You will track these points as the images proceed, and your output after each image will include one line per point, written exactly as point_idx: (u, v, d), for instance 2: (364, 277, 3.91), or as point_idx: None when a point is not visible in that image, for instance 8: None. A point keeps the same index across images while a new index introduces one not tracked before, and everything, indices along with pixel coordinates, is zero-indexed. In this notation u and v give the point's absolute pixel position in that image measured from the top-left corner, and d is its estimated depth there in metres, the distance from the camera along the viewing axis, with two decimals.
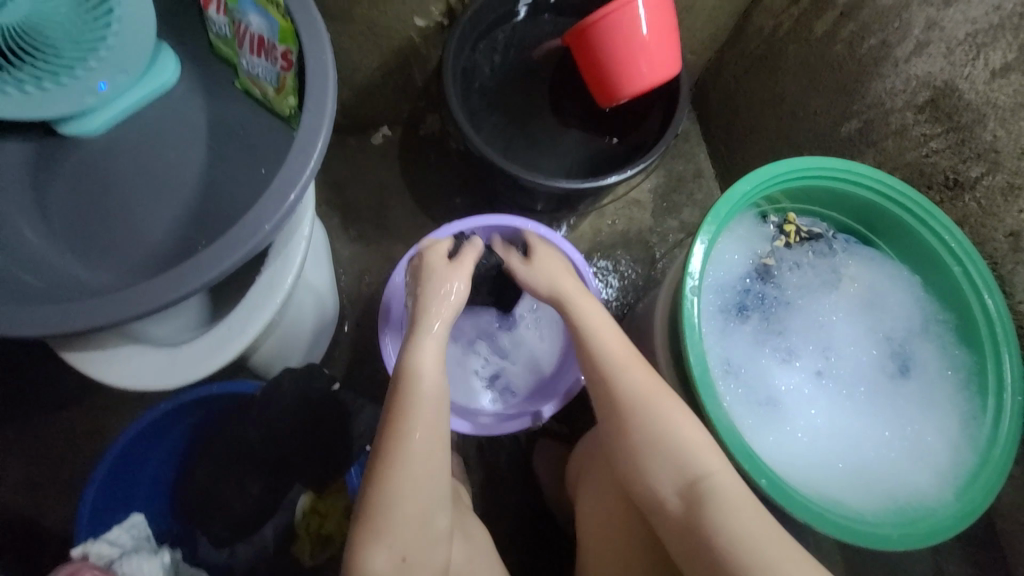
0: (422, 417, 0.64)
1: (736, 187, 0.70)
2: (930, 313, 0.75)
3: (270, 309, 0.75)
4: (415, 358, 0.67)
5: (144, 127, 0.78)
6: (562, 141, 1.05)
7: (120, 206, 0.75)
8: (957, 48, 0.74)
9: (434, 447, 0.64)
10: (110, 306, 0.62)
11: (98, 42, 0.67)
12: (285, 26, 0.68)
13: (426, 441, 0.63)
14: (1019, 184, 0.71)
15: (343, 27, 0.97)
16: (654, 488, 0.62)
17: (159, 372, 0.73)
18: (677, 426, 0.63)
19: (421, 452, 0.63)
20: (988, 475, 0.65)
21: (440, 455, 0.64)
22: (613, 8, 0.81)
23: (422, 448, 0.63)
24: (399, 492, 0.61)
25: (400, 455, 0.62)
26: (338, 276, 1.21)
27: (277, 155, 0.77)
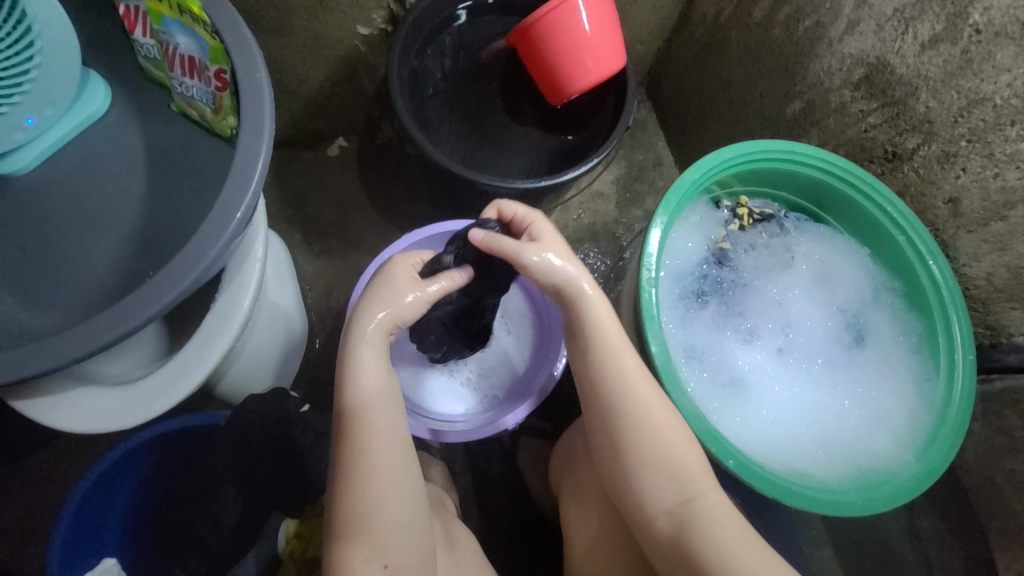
0: (382, 440, 0.63)
1: (686, 175, 0.70)
2: (880, 283, 0.77)
3: (228, 336, 0.73)
4: (353, 378, 0.64)
5: (79, 158, 0.75)
6: (520, 141, 1.06)
7: (60, 243, 0.72)
8: (887, 24, 0.75)
9: (396, 465, 0.63)
10: (56, 349, 0.60)
11: (22, 77, 0.64)
12: (215, 45, 0.66)
13: (387, 463, 0.63)
14: (953, 152, 0.73)
15: (284, 41, 0.95)
16: (643, 497, 0.62)
17: (114, 413, 0.70)
18: (667, 437, 0.63)
19: (381, 467, 0.62)
20: (946, 434, 0.67)
21: (405, 474, 0.64)
22: (552, 5, 0.81)
23: (384, 470, 0.62)
24: (368, 510, 0.61)
25: (359, 474, 0.61)
26: (305, 293, 1.19)
27: (220, 176, 0.75)
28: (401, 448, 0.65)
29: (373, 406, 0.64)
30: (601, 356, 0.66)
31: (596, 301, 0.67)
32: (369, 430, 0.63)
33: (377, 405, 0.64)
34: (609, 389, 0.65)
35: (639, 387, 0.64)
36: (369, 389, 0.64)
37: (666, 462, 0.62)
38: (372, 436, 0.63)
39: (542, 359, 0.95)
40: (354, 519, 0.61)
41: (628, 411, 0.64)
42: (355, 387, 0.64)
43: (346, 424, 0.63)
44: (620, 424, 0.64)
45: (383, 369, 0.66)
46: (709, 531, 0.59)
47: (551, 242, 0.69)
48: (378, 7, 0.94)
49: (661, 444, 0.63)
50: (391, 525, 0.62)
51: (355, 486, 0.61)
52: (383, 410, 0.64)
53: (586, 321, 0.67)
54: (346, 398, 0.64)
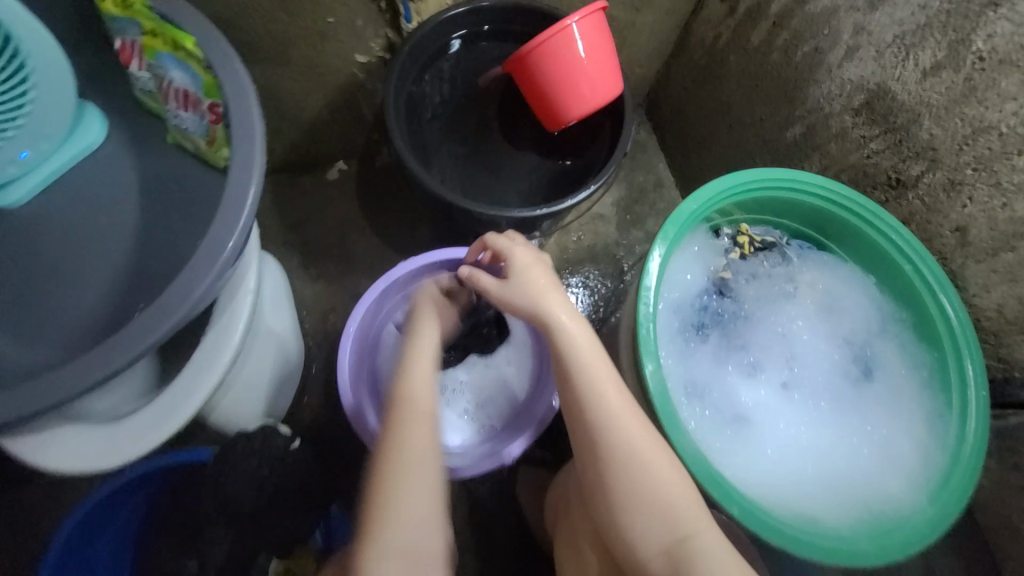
0: (422, 439, 0.64)
1: (683, 206, 0.69)
2: (887, 314, 0.75)
3: (218, 370, 0.72)
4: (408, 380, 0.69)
5: (74, 191, 0.75)
6: (518, 166, 1.06)
7: (51, 277, 0.71)
8: (887, 50, 0.74)
9: (432, 465, 0.63)
10: (46, 389, 0.60)
11: (15, 111, 0.65)
12: (208, 80, 0.66)
13: (424, 460, 0.63)
14: (958, 181, 0.71)
15: (283, 70, 0.96)
16: (636, 543, 0.60)
17: (99, 451, 0.68)
18: (660, 476, 0.60)
19: (418, 462, 0.63)
20: (960, 477, 0.64)
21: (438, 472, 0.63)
22: (547, 35, 0.80)
23: (420, 467, 0.62)
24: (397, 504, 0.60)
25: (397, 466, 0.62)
26: (302, 317, 1.18)
27: (211, 206, 0.74)
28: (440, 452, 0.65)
29: (420, 401, 0.67)
30: (591, 393, 0.63)
31: (582, 336, 0.66)
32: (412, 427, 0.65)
33: (423, 406, 0.67)
34: (604, 429, 0.62)
35: (632, 426, 0.62)
36: (420, 390, 0.68)
37: (660, 504, 0.59)
38: (414, 434, 0.64)
39: (541, 388, 0.92)
40: (384, 508, 0.60)
41: (624, 453, 0.61)
42: (408, 385, 0.69)
43: (393, 419, 0.66)
44: (612, 468, 0.61)
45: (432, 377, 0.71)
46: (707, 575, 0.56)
47: (527, 277, 0.68)
48: (375, 37, 0.94)
49: (657, 485, 0.60)
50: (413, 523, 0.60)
51: (391, 473, 0.61)
52: (427, 412, 0.67)
53: (573, 354, 0.65)
54: (400, 389, 0.68)
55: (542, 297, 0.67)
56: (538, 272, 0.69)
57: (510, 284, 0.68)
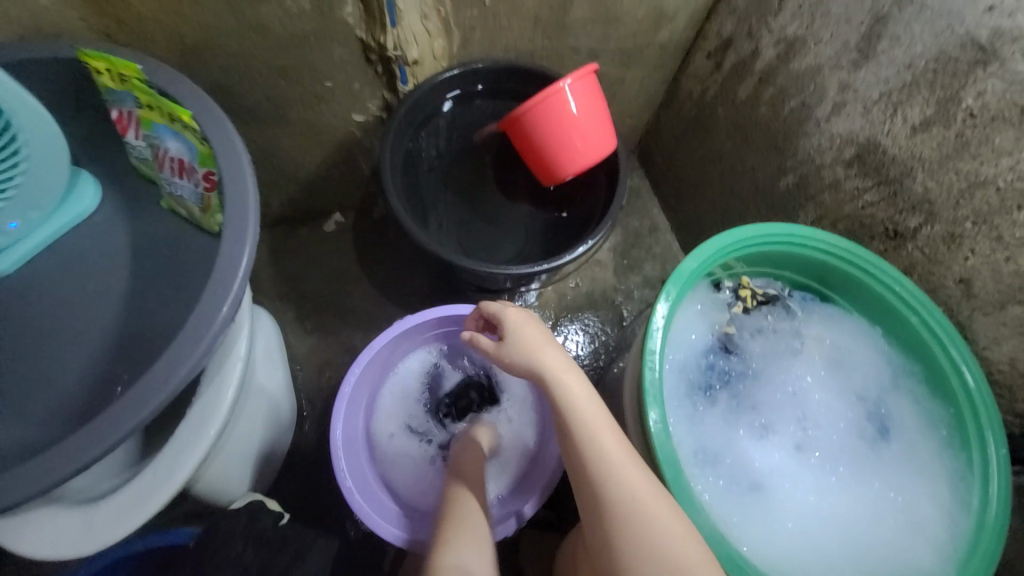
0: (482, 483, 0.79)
1: (684, 265, 0.68)
2: (898, 367, 0.73)
3: (203, 446, 0.68)
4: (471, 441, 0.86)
5: (62, 259, 0.73)
6: (513, 217, 1.06)
7: (32, 348, 0.68)
8: (874, 107, 0.76)
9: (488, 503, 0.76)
10: (17, 481, 0.56)
11: (5, 182, 0.64)
12: (204, 151, 0.66)
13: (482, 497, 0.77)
14: (958, 234, 0.70)
15: (282, 130, 0.97)
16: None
17: (74, 538, 0.63)
18: (672, 544, 0.55)
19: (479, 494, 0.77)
20: (986, 544, 0.60)
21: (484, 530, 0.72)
22: (541, 97, 0.82)
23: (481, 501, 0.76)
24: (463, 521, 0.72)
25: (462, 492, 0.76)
26: (296, 371, 1.15)
27: (202, 272, 0.72)
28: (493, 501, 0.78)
29: (467, 468, 0.80)
30: (595, 458, 0.60)
31: (580, 393, 0.64)
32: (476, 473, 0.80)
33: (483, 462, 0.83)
34: (613, 501, 0.58)
35: (640, 493, 0.58)
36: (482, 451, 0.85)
37: (676, 574, 0.54)
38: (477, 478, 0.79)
39: (546, 443, 0.89)
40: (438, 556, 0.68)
41: (636, 528, 0.56)
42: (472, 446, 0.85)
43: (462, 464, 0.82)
44: (621, 535, 0.57)
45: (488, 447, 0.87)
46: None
47: (520, 337, 0.68)
48: (373, 98, 0.96)
49: (671, 553, 0.55)
50: (461, 572, 0.67)
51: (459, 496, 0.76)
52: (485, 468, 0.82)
53: (578, 418, 0.62)
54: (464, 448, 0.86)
55: (542, 356, 0.66)
56: (532, 331, 0.68)
57: (506, 345, 0.68)
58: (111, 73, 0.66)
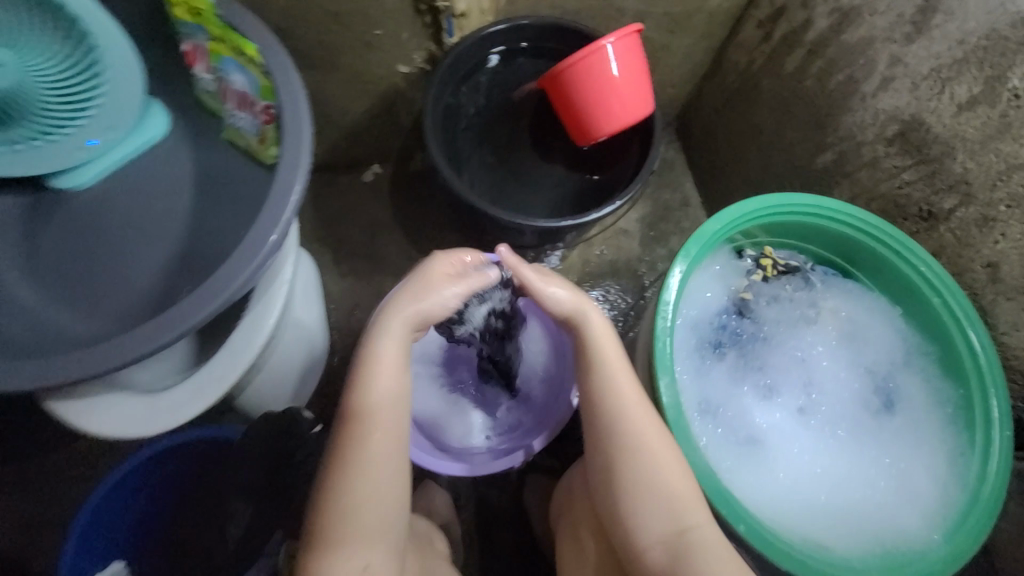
0: (380, 438, 0.65)
1: (706, 226, 0.70)
2: (912, 346, 0.74)
3: (251, 352, 0.77)
4: (367, 382, 0.67)
5: (133, 179, 0.80)
6: (546, 177, 1.08)
7: (106, 256, 0.77)
8: (922, 83, 0.74)
9: (389, 462, 0.65)
10: (91, 358, 0.64)
11: (88, 103, 0.71)
12: (265, 84, 0.71)
13: (381, 459, 0.65)
14: (992, 216, 0.70)
15: (330, 76, 1.01)
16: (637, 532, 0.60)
17: (143, 420, 0.74)
18: (664, 473, 0.61)
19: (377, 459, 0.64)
20: (977, 516, 0.62)
21: (400, 467, 0.66)
22: (581, 55, 0.83)
23: (377, 466, 0.64)
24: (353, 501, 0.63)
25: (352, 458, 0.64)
26: (329, 311, 1.23)
27: (256, 200, 0.79)
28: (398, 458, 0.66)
29: (382, 396, 0.67)
30: (609, 393, 0.65)
31: (602, 336, 0.69)
32: (374, 429, 0.65)
33: (387, 406, 0.67)
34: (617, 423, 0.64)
35: (645, 425, 0.63)
36: (386, 388, 0.67)
37: (665, 498, 0.60)
38: (373, 433, 0.65)
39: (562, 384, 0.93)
40: (343, 504, 0.62)
41: (635, 451, 0.62)
42: (371, 384, 0.67)
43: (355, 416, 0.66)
44: (623, 461, 0.62)
45: (398, 374, 0.68)
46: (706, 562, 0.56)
47: (558, 283, 0.71)
48: (419, 49, 0.99)
49: (664, 480, 0.60)
50: (368, 545, 0.62)
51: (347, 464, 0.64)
52: (389, 412, 0.67)
53: (596, 350, 0.68)
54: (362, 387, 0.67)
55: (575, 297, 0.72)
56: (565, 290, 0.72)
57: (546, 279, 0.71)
58: (185, 6, 0.71)
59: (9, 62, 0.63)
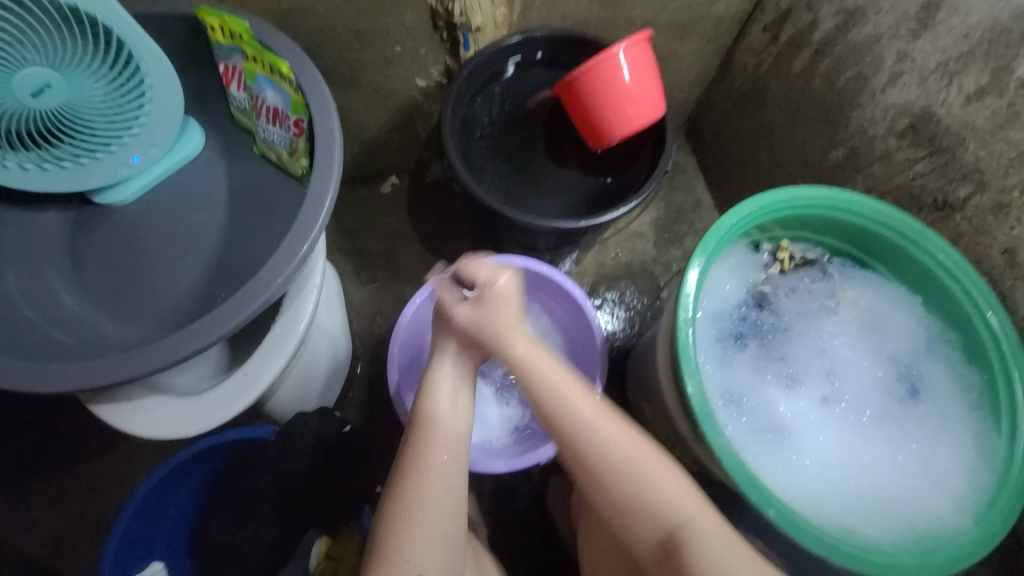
0: (440, 471, 0.64)
1: (723, 220, 0.71)
2: (934, 333, 0.74)
3: (285, 354, 0.79)
4: (429, 409, 0.67)
5: (171, 192, 0.85)
6: (561, 182, 1.11)
7: (148, 265, 0.81)
8: (930, 76, 0.76)
9: (447, 496, 0.64)
10: (136, 361, 0.67)
11: (132, 121, 0.76)
12: (298, 99, 0.75)
13: (440, 495, 0.63)
14: (1007, 203, 0.71)
15: (352, 92, 1.06)
16: (637, 536, 0.64)
17: (177, 424, 0.76)
18: (659, 484, 0.62)
19: (438, 493, 0.63)
20: (1007, 498, 0.62)
21: (458, 501, 0.65)
22: (594, 62, 0.87)
23: (437, 497, 0.63)
24: (408, 534, 0.61)
25: (412, 490, 0.63)
26: (351, 318, 1.26)
27: (290, 210, 0.84)
28: (454, 496, 0.64)
29: (444, 426, 0.67)
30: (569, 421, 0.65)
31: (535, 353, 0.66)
32: (433, 456, 0.65)
33: (446, 437, 0.66)
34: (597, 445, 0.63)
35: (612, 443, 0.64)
36: (448, 414, 0.67)
37: (656, 500, 0.62)
38: (434, 460, 0.64)
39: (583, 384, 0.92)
40: (398, 535, 0.61)
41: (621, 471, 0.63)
42: (433, 407, 0.68)
43: (416, 443, 0.66)
44: (607, 475, 0.63)
45: (459, 402, 0.69)
46: (701, 561, 0.60)
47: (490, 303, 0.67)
48: (436, 63, 1.03)
49: (653, 491, 0.62)
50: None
51: (408, 492, 0.63)
52: (448, 440, 0.66)
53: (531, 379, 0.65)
54: (421, 411, 0.68)
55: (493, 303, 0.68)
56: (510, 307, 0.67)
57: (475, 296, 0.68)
58: (223, 31, 0.76)
59: (58, 83, 0.66)
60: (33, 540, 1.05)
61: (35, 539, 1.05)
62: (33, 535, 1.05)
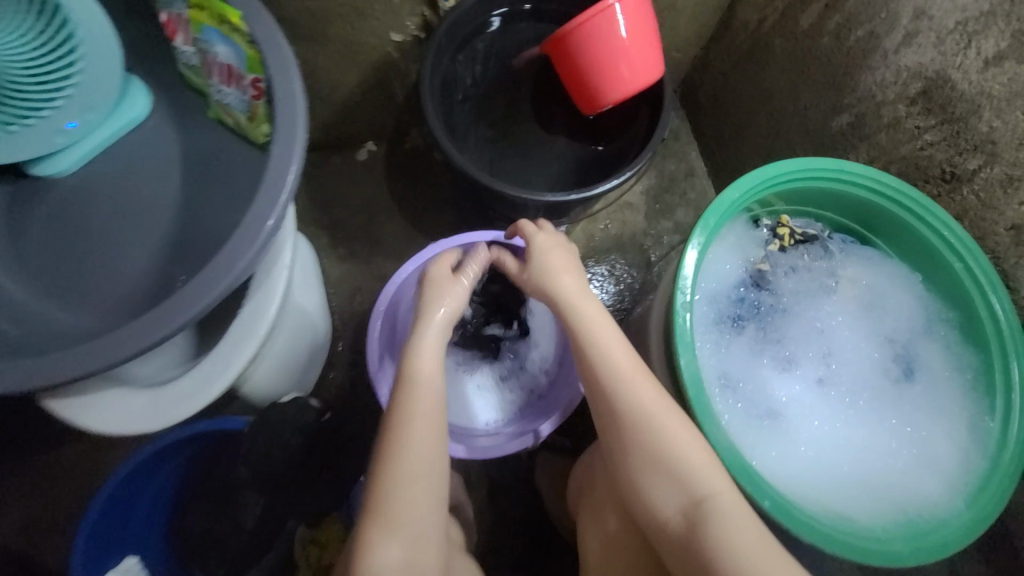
0: (424, 419, 0.63)
1: (724, 195, 0.67)
2: (934, 313, 0.72)
3: (257, 339, 0.74)
4: (414, 357, 0.67)
5: (117, 164, 0.76)
6: (549, 149, 1.04)
7: (97, 246, 0.73)
8: (948, 37, 0.71)
9: (430, 447, 0.62)
10: (92, 355, 0.61)
11: (64, 82, 0.66)
12: (251, 55, 0.66)
13: (424, 443, 0.62)
14: (1018, 176, 0.67)
15: (320, 47, 0.95)
16: (653, 505, 0.59)
17: (142, 416, 0.71)
18: (689, 454, 0.59)
19: (422, 442, 0.62)
20: (998, 482, 0.62)
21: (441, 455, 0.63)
22: (587, 16, 0.79)
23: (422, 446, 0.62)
24: (393, 485, 0.59)
25: (397, 437, 0.62)
26: (329, 295, 1.20)
27: (252, 180, 0.75)
28: (438, 448, 0.63)
29: (425, 374, 0.66)
30: (607, 373, 0.63)
31: (597, 320, 0.66)
32: (416, 404, 0.64)
33: (430, 386, 0.65)
34: (630, 410, 0.61)
35: (646, 400, 0.61)
36: (429, 363, 0.67)
37: (677, 467, 0.59)
38: (417, 408, 0.63)
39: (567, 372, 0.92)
40: (385, 485, 0.59)
41: (644, 433, 0.60)
42: (416, 357, 0.67)
43: (400, 393, 0.65)
44: (636, 433, 0.60)
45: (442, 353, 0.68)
46: (721, 538, 0.54)
47: (545, 258, 0.71)
48: (412, 15, 0.93)
49: (675, 459, 0.59)
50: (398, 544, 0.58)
51: (391, 439, 0.62)
52: (432, 391, 0.65)
53: (584, 331, 0.65)
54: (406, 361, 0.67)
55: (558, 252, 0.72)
56: (561, 251, 0.72)
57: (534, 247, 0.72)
58: None
59: None
60: (4, 529, 1.01)
61: (6, 528, 1.01)
62: (4, 525, 1.01)
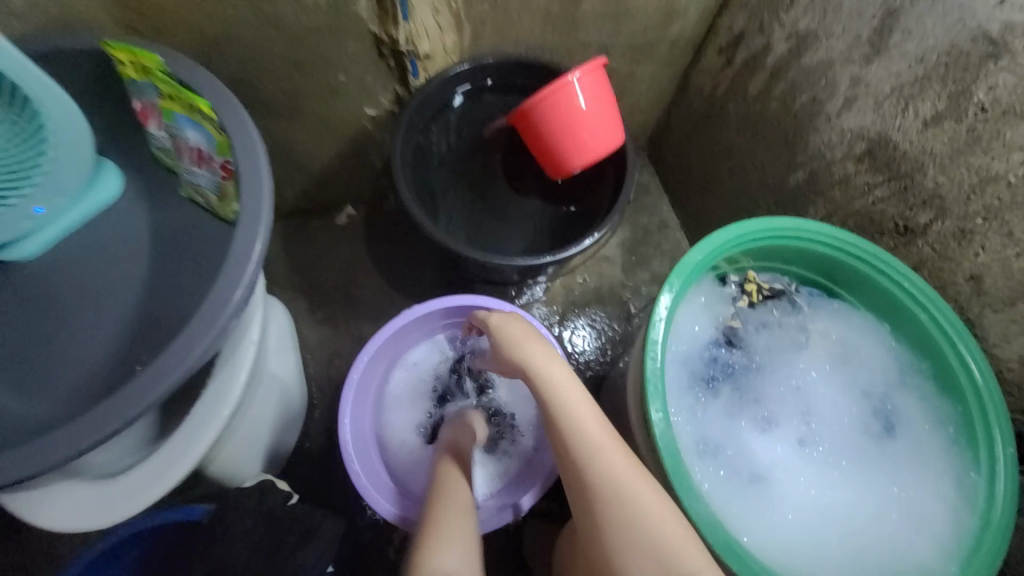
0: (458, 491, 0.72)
1: (688, 257, 0.68)
2: (907, 365, 0.73)
3: (218, 422, 0.71)
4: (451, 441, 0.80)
5: (85, 245, 0.76)
6: (522, 212, 1.07)
7: (57, 330, 0.71)
8: (885, 102, 0.75)
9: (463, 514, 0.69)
10: (39, 453, 0.58)
11: (34, 169, 0.67)
12: (221, 140, 0.69)
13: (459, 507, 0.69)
14: (969, 229, 0.70)
15: (296, 122, 0.99)
16: None
17: (94, 510, 0.66)
18: (665, 536, 0.56)
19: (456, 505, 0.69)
20: (989, 545, 0.60)
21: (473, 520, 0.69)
22: (548, 91, 0.83)
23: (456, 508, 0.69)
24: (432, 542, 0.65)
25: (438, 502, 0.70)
26: (307, 361, 1.17)
27: (221, 254, 0.75)
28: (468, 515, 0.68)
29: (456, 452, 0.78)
30: (582, 446, 0.60)
31: (571, 388, 0.63)
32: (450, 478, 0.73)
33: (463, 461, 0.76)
34: (602, 487, 0.58)
35: (621, 473, 0.59)
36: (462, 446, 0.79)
37: (657, 550, 0.56)
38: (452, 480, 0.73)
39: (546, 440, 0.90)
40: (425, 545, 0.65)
41: (620, 513, 0.57)
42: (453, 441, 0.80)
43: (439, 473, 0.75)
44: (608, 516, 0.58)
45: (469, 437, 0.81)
46: None
47: (503, 333, 0.69)
48: (385, 91, 0.97)
49: (652, 540, 0.56)
50: None
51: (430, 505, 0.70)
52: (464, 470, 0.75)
53: (562, 403, 0.62)
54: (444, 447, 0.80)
55: (514, 330, 0.69)
56: (516, 323, 0.70)
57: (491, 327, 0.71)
58: (132, 64, 0.69)
59: None
60: None
61: None
62: None
